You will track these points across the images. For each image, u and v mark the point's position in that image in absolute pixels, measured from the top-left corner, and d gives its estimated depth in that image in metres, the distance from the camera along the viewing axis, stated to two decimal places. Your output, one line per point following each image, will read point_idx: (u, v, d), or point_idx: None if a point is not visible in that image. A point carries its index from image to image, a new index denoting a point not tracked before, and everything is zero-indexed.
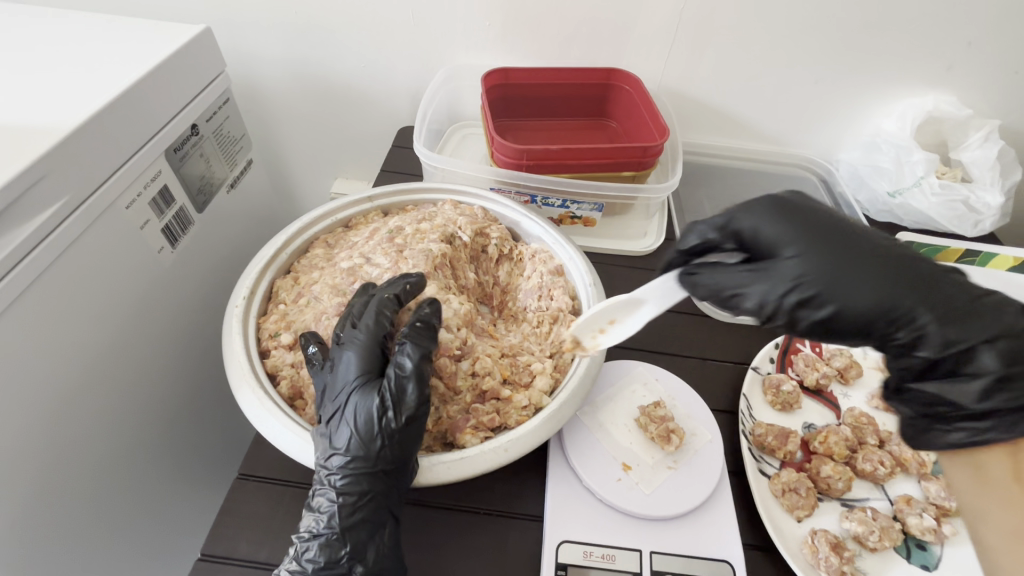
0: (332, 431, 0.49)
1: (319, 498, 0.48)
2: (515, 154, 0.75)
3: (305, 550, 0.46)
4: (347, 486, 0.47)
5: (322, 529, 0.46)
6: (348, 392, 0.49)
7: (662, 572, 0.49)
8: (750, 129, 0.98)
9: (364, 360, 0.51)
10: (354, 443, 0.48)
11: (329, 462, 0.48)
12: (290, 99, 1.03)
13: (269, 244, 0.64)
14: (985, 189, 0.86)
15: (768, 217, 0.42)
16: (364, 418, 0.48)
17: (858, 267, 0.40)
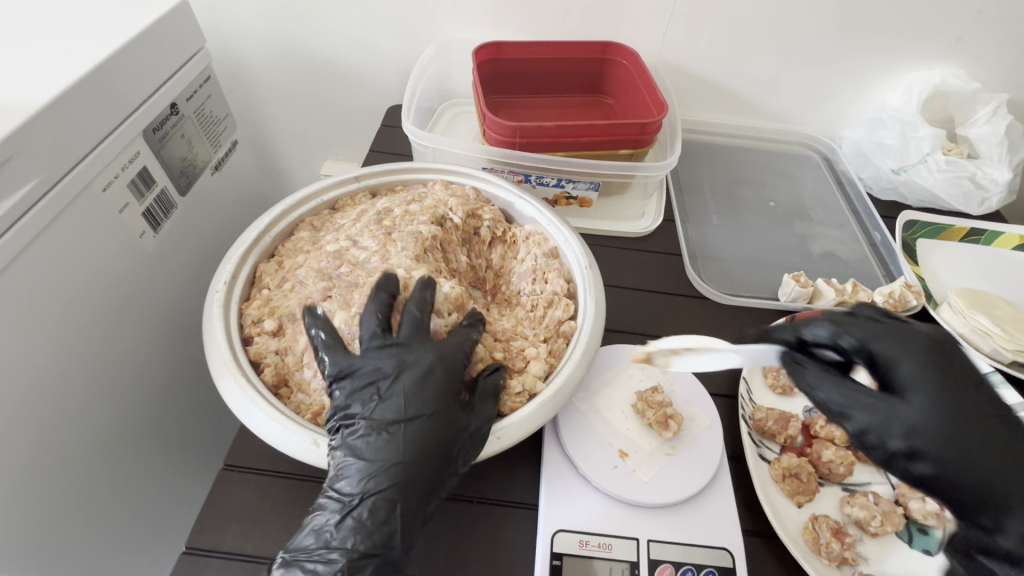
0: (380, 439, 0.44)
1: (356, 511, 0.42)
2: (508, 132, 0.72)
3: (353, 569, 0.41)
4: (396, 501, 0.43)
5: (362, 546, 0.41)
6: (415, 404, 0.46)
7: (659, 561, 0.48)
8: (751, 105, 0.95)
9: (438, 372, 0.48)
10: (416, 456, 0.44)
11: (382, 473, 0.43)
12: (275, 77, 0.99)
13: (252, 227, 0.61)
14: (993, 165, 0.83)
15: (910, 351, 0.43)
16: (430, 431, 0.45)
17: (974, 440, 0.40)
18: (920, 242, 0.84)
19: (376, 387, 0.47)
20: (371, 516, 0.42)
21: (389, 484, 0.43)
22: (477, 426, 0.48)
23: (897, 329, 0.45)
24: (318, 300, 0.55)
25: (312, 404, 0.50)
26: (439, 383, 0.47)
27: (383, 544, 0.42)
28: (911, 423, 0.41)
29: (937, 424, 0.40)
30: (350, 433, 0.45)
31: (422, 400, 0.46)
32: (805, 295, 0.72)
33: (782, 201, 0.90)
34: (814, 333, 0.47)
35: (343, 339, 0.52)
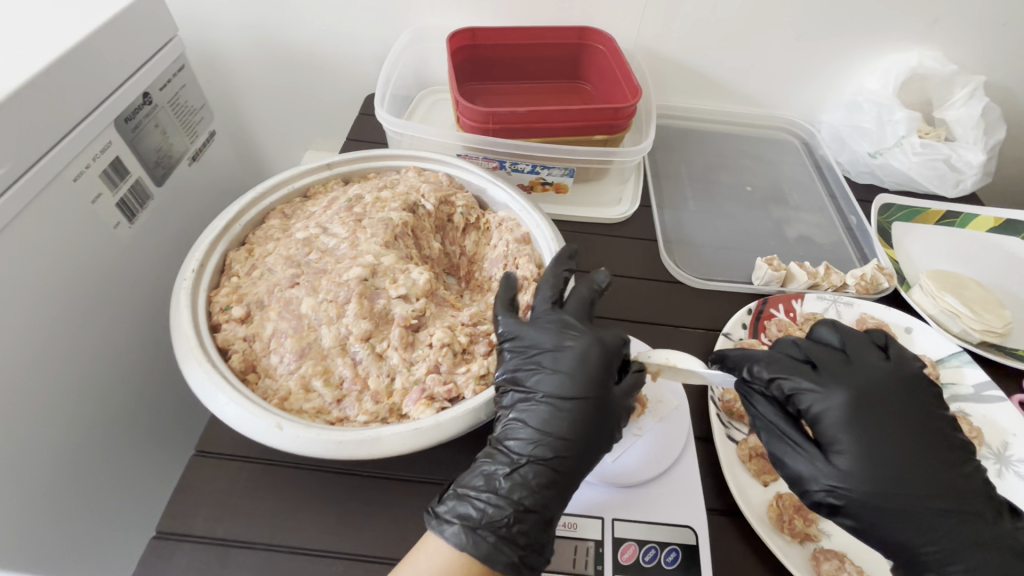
0: (552, 409, 0.48)
1: (521, 469, 0.46)
2: (481, 117, 0.72)
3: (498, 516, 0.44)
4: (552, 468, 0.46)
5: (526, 502, 0.45)
6: (575, 378, 0.48)
7: (623, 539, 0.49)
8: (731, 90, 0.95)
9: (593, 354, 0.49)
10: (581, 430, 0.47)
11: (541, 440, 0.47)
12: (253, 66, 0.98)
13: (221, 215, 0.61)
14: (967, 147, 0.83)
15: (838, 405, 0.48)
16: (591, 408, 0.47)
17: (893, 487, 0.46)
18: (896, 225, 0.85)
19: (537, 359, 0.50)
20: (536, 475, 0.46)
21: (548, 450, 0.47)
22: (621, 407, 0.49)
23: (825, 377, 0.50)
24: (286, 287, 0.55)
25: (279, 390, 0.50)
26: (597, 365, 0.48)
27: (540, 504, 0.45)
28: (841, 477, 0.47)
29: (859, 474, 0.46)
30: (522, 401, 0.49)
31: (578, 377, 0.48)
32: (777, 278, 0.72)
33: (760, 186, 0.90)
34: (756, 382, 0.52)
35: (310, 325, 0.53)
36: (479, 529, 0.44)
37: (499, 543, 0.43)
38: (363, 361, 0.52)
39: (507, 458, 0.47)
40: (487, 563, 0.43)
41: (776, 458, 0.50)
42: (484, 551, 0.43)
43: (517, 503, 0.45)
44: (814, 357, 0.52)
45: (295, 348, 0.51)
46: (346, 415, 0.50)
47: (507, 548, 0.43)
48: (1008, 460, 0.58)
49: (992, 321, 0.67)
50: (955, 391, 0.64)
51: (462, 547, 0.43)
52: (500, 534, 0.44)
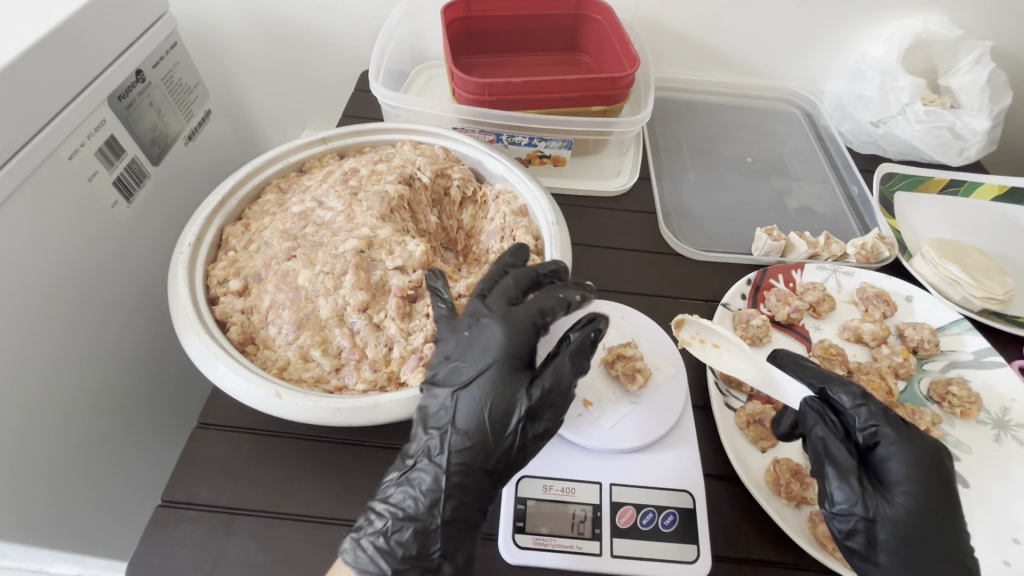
0: (454, 406, 0.44)
1: (415, 475, 0.44)
2: (477, 89, 0.71)
3: (394, 531, 0.42)
4: (453, 472, 0.43)
5: (420, 513, 0.43)
6: (478, 367, 0.45)
7: (621, 503, 0.50)
8: (732, 60, 0.93)
9: (498, 342, 0.45)
10: (479, 424, 0.44)
11: (445, 440, 0.44)
12: (247, 43, 0.97)
13: (216, 190, 0.61)
14: (972, 115, 0.82)
15: (916, 459, 0.45)
16: (493, 397, 0.44)
17: (936, 548, 0.43)
18: (898, 195, 0.84)
19: (452, 359, 0.46)
20: (433, 483, 0.43)
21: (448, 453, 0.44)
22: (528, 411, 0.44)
23: (909, 429, 0.47)
24: (283, 260, 0.55)
25: (278, 360, 0.51)
26: (507, 355, 0.45)
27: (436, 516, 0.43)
28: (888, 516, 0.44)
29: (909, 520, 0.44)
30: (434, 402, 0.45)
31: (483, 365, 0.45)
32: (777, 248, 0.72)
33: (761, 157, 0.89)
34: (840, 403, 0.49)
35: (307, 297, 0.53)
36: (379, 549, 0.42)
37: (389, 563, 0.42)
38: (361, 331, 0.52)
39: (410, 465, 0.44)
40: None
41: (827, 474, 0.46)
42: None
43: (417, 517, 0.43)
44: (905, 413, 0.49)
45: (292, 319, 0.52)
46: (345, 384, 0.51)
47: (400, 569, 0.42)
48: (1007, 425, 0.58)
49: (994, 288, 0.67)
50: (955, 358, 0.64)
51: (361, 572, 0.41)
52: (400, 550, 0.42)
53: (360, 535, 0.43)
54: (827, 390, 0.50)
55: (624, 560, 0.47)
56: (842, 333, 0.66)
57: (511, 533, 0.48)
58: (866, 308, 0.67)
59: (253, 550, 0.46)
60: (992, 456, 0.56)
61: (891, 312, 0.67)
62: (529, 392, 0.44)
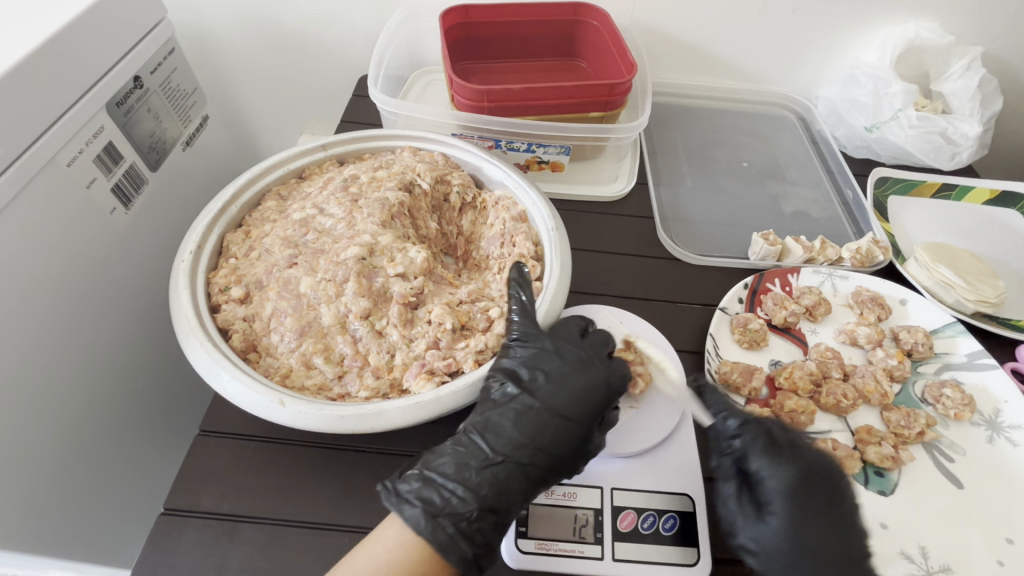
0: (542, 422, 0.48)
1: (495, 468, 0.46)
2: (475, 96, 0.71)
3: (468, 508, 0.44)
4: (529, 477, 0.46)
5: (494, 501, 0.45)
6: (573, 401, 0.49)
7: (622, 507, 0.50)
8: (727, 65, 0.94)
9: (600, 386, 0.50)
10: (565, 446, 0.47)
11: (528, 449, 0.47)
12: (245, 48, 0.97)
13: (217, 197, 0.61)
14: (963, 120, 0.83)
15: (783, 481, 0.48)
16: (581, 432, 0.48)
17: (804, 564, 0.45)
18: (891, 199, 0.85)
19: (543, 374, 0.50)
20: (511, 480, 0.46)
21: (527, 456, 0.46)
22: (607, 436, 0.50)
23: (778, 453, 0.49)
24: (284, 267, 0.55)
25: (280, 367, 0.51)
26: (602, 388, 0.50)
27: (505, 509, 0.45)
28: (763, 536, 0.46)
29: (781, 538, 0.46)
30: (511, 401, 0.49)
31: (578, 401, 0.49)
32: (773, 253, 0.72)
33: (757, 162, 0.90)
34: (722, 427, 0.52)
35: (309, 304, 0.53)
36: (445, 517, 0.43)
37: (456, 535, 0.43)
38: (363, 338, 0.53)
39: (494, 457, 0.46)
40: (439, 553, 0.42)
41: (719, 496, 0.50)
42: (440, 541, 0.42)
43: (481, 497, 0.45)
44: (784, 438, 0.51)
45: (294, 327, 0.52)
46: (347, 391, 0.51)
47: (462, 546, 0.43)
48: (999, 426, 0.59)
49: (985, 291, 0.68)
50: (949, 360, 0.65)
51: (421, 532, 0.42)
52: (459, 524, 0.43)
53: (431, 494, 0.44)
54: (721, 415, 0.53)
55: (626, 563, 0.47)
56: (838, 336, 0.67)
57: (513, 538, 0.48)
58: (861, 311, 0.68)
59: (257, 558, 0.47)
60: (986, 457, 0.57)
61: (885, 315, 0.68)
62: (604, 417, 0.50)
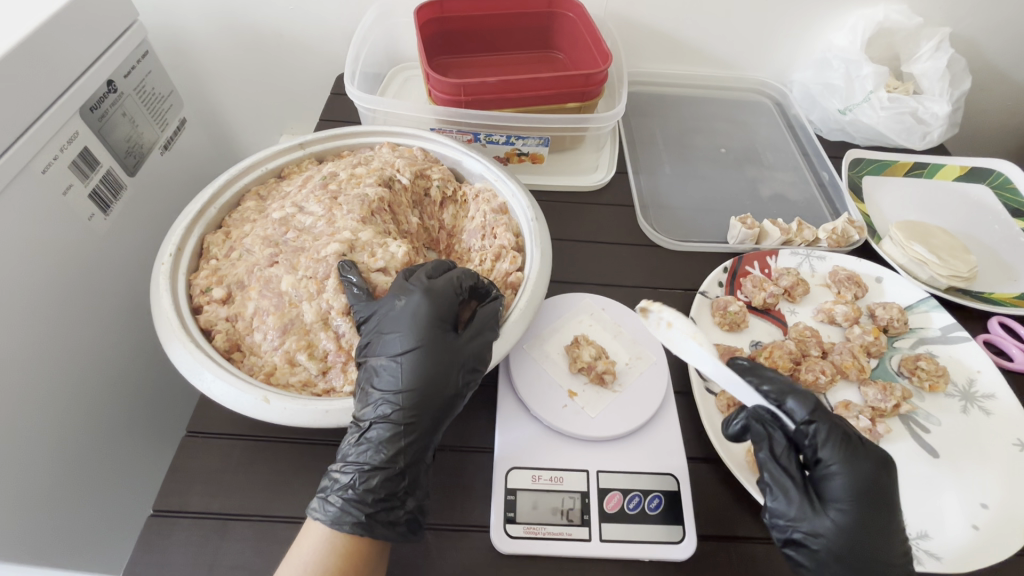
0: (392, 368, 0.48)
1: (371, 432, 0.46)
2: (452, 90, 0.71)
3: (363, 482, 0.45)
4: (405, 423, 0.46)
5: (382, 462, 0.46)
6: (413, 332, 0.49)
7: (608, 489, 0.51)
8: (702, 53, 0.95)
9: (426, 309, 0.49)
10: (422, 380, 0.47)
11: (391, 399, 0.47)
12: (220, 49, 0.96)
13: (195, 198, 0.61)
14: (933, 99, 0.84)
15: (862, 478, 0.46)
16: (430, 359, 0.48)
17: (866, 560, 0.45)
18: (866, 179, 0.86)
19: (380, 330, 0.50)
20: (389, 434, 0.46)
21: (398, 411, 0.46)
22: (453, 377, 0.48)
23: (857, 447, 0.48)
24: (265, 266, 0.55)
25: (265, 365, 0.51)
26: (426, 320, 0.49)
27: (398, 461, 0.46)
28: (818, 528, 0.46)
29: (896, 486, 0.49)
30: (376, 365, 0.49)
31: (420, 331, 0.49)
32: (751, 236, 0.73)
33: (734, 147, 0.91)
34: (790, 417, 0.50)
35: (291, 302, 0.53)
36: (349, 500, 0.45)
37: (363, 509, 0.45)
38: (346, 334, 0.53)
39: (364, 425, 0.47)
40: (360, 534, 0.44)
41: (764, 485, 0.49)
42: (353, 524, 0.44)
43: (364, 465, 0.46)
44: None
45: (277, 324, 0.52)
46: (333, 386, 0.52)
47: (373, 513, 0.45)
48: (973, 396, 0.61)
49: (958, 266, 0.70)
50: (924, 334, 0.67)
51: (334, 524, 0.44)
52: (369, 495, 0.45)
53: (328, 492, 0.45)
54: (777, 399, 0.51)
55: (613, 544, 0.48)
56: (817, 315, 0.68)
57: (502, 523, 0.49)
58: (839, 290, 0.70)
59: (249, 555, 0.47)
60: (961, 425, 0.59)
61: (862, 293, 0.69)
62: (463, 354, 0.49)
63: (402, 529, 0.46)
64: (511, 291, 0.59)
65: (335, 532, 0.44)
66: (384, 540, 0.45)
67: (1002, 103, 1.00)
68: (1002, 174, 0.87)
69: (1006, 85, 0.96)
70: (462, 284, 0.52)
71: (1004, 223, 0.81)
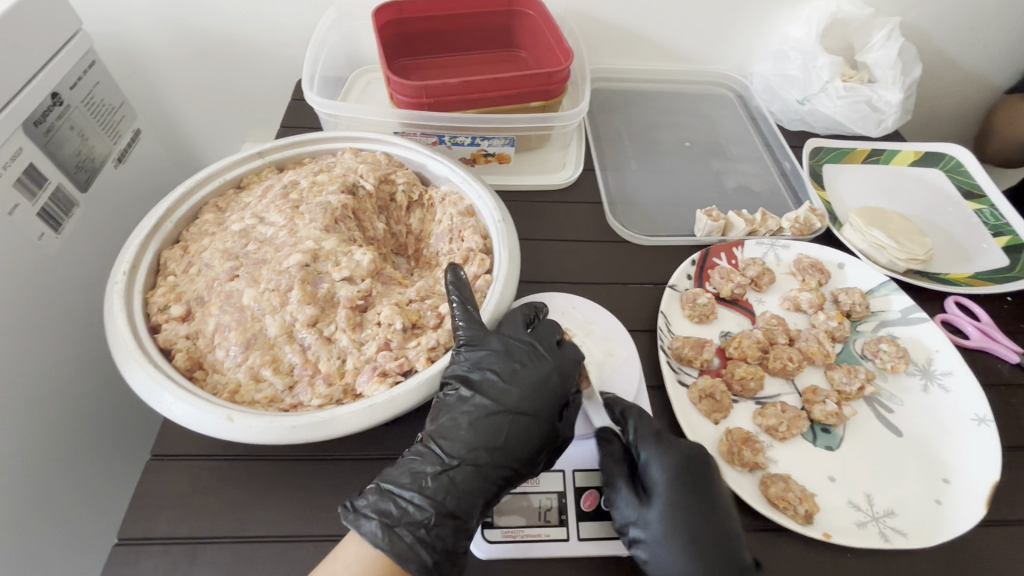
0: (495, 424, 0.49)
1: (455, 476, 0.46)
2: (413, 91, 0.70)
3: (437, 525, 0.45)
4: (480, 476, 0.47)
5: (461, 512, 0.46)
6: (527, 394, 0.50)
7: (583, 488, 0.51)
8: (662, 47, 0.95)
9: (552, 378, 0.51)
10: (518, 442, 0.48)
11: (481, 450, 0.47)
12: (174, 57, 0.93)
13: (150, 213, 0.59)
14: (886, 88, 0.86)
15: (673, 464, 0.49)
16: (532, 422, 0.49)
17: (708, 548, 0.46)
18: (826, 167, 0.88)
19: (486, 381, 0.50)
20: (462, 480, 0.46)
21: (491, 457, 0.47)
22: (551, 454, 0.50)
23: (667, 439, 0.51)
24: (225, 280, 0.54)
25: (228, 383, 0.49)
26: (552, 387, 0.50)
27: (474, 513, 0.46)
28: (648, 518, 0.47)
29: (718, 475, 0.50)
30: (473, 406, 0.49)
31: (534, 392, 0.50)
32: (717, 228, 0.75)
33: (699, 140, 0.92)
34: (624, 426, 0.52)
35: (253, 316, 0.52)
36: (420, 540, 0.44)
37: (433, 555, 0.44)
38: (312, 347, 0.51)
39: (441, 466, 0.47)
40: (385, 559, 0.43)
41: (607, 494, 0.50)
42: (389, 548, 0.43)
43: (441, 506, 0.45)
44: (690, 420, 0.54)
45: (240, 340, 0.50)
46: (300, 401, 0.49)
47: (416, 548, 0.43)
48: (932, 374, 0.64)
49: (915, 249, 0.72)
50: (885, 317, 0.69)
51: (404, 560, 0.43)
52: (439, 542, 0.44)
53: (372, 509, 0.44)
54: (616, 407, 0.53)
55: (592, 542, 0.48)
56: (783, 303, 0.69)
57: (479, 529, 0.48)
58: (803, 278, 0.71)
59: None
60: (923, 404, 0.61)
61: (825, 279, 0.71)
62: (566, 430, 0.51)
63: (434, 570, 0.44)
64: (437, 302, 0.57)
65: (356, 557, 0.43)
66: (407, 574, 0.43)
67: (951, 89, 1.04)
68: (954, 158, 0.90)
69: (953, 69, 1.00)
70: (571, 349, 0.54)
71: (958, 205, 0.84)
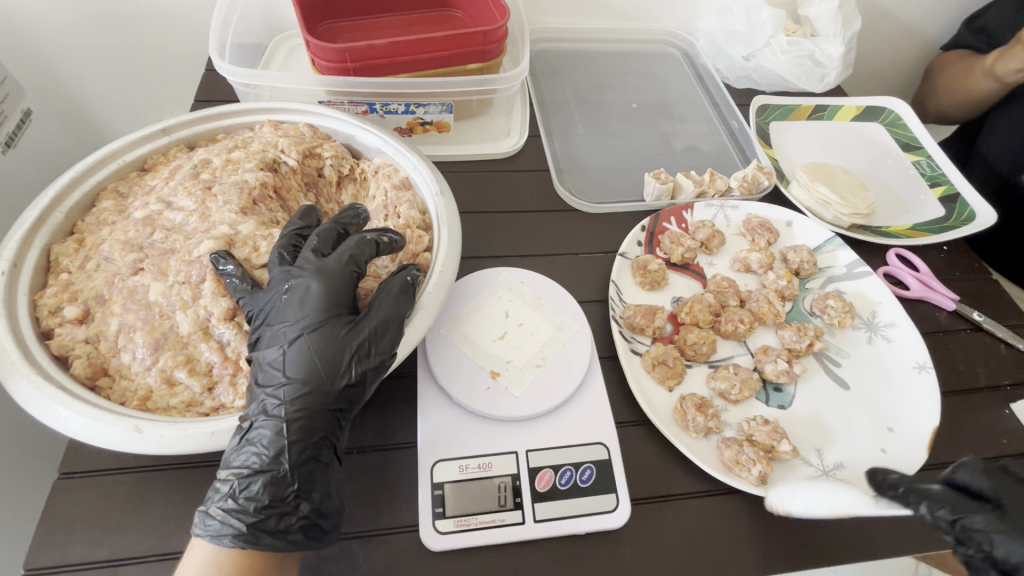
0: (279, 361, 0.44)
1: (252, 433, 0.41)
2: (336, 55, 0.64)
3: (243, 490, 0.40)
4: (291, 421, 0.42)
5: (265, 465, 0.41)
6: (304, 320, 0.45)
7: (539, 468, 0.49)
8: (604, 4, 0.91)
9: (321, 293, 0.46)
10: (312, 369, 0.43)
11: (278, 393, 0.43)
12: (66, 29, 0.82)
13: (33, 203, 0.51)
14: (828, 41, 0.85)
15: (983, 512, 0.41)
16: (321, 345, 0.44)
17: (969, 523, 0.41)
18: (773, 125, 0.87)
19: (266, 322, 0.46)
20: (275, 433, 0.41)
21: (284, 400, 0.42)
22: (349, 373, 0.44)
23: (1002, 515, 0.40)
24: (128, 275, 0.48)
25: (138, 390, 0.45)
26: (317, 298, 0.46)
27: (285, 461, 0.41)
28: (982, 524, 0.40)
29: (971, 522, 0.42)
30: (267, 353, 0.44)
31: (312, 316, 0.45)
32: (666, 191, 0.72)
33: (646, 102, 0.89)
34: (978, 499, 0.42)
35: (162, 313, 0.47)
36: (230, 511, 0.40)
37: (244, 519, 0.40)
38: (231, 342, 0.48)
39: (246, 427, 0.42)
40: (242, 546, 0.40)
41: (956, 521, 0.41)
42: (234, 537, 0.40)
43: (244, 468, 0.41)
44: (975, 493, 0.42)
45: (147, 341, 0.45)
46: (222, 403, 0.46)
47: (256, 522, 0.40)
48: (876, 326, 0.65)
49: (858, 204, 0.72)
50: (832, 273, 0.69)
51: (215, 538, 0.40)
52: (252, 504, 0.40)
53: (209, 504, 0.41)
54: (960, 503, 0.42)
55: (548, 522, 0.47)
56: (734, 266, 0.69)
57: (430, 520, 0.46)
58: (753, 238, 0.70)
59: None
60: (867, 356, 0.62)
61: (774, 239, 0.70)
62: (355, 335, 0.45)
63: (296, 537, 0.41)
64: (373, 279, 0.54)
65: (216, 547, 0.40)
66: (271, 550, 0.41)
67: (891, 42, 1.04)
68: (894, 112, 0.91)
69: (892, 22, 1.00)
70: (358, 263, 0.48)
71: (898, 158, 0.85)
